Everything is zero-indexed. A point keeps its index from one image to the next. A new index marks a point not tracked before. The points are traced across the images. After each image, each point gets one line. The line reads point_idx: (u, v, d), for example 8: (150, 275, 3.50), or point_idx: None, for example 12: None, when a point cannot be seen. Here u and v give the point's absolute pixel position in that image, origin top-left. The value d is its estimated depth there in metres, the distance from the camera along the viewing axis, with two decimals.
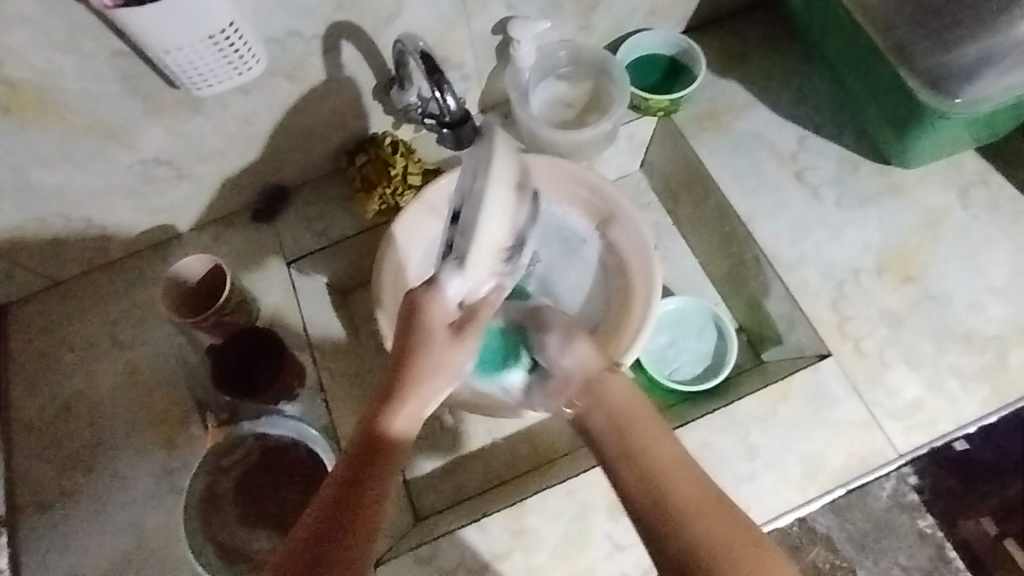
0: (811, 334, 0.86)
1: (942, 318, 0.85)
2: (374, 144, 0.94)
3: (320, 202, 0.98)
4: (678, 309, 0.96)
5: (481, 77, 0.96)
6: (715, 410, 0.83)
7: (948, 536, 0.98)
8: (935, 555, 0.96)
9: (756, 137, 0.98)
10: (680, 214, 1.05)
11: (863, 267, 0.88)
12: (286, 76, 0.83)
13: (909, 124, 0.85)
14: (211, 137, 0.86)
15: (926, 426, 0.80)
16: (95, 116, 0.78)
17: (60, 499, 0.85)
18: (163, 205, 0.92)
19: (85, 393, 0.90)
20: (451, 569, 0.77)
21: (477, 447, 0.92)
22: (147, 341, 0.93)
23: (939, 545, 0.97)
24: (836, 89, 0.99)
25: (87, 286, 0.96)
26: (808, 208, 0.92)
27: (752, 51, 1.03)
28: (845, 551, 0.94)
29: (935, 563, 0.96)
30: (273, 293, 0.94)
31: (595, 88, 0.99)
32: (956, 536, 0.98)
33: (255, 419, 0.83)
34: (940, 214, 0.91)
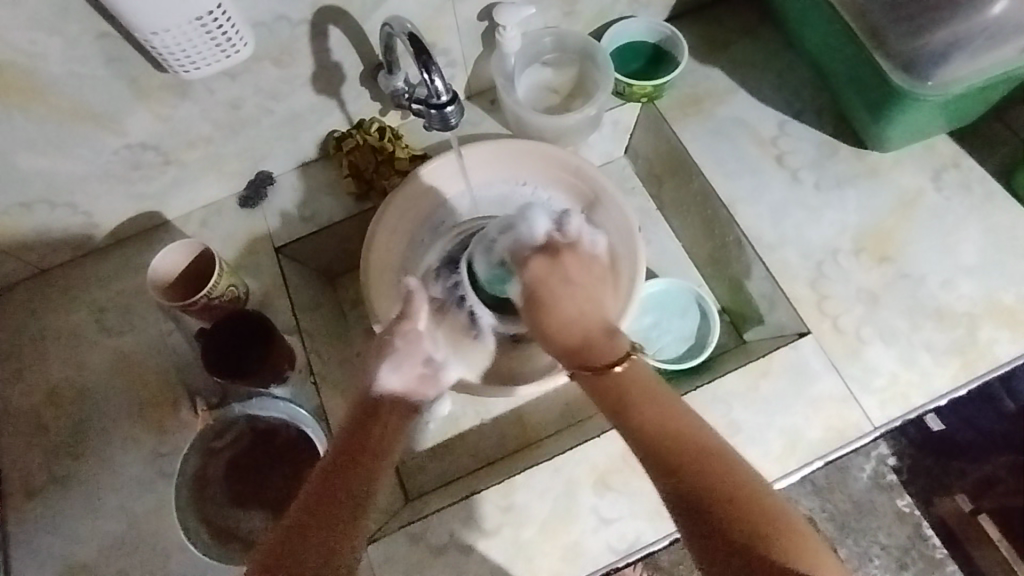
0: (791, 313, 0.89)
1: (917, 295, 0.88)
2: (361, 130, 0.96)
3: (307, 188, 0.99)
4: (663, 290, 0.98)
5: (467, 63, 0.97)
6: (699, 387, 0.85)
7: (924, 514, 1.01)
8: (912, 533, 1.01)
9: (737, 122, 1.00)
10: (663, 198, 1.07)
11: (841, 247, 0.91)
12: (273, 60, 0.83)
13: (884, 108, 0.87)
14: (198, 122, 0.86)
15: (902, 400, 0.83)
16: (81, 100, 0.77)
17: (49, 486, 0.85)
18: (150, 191, 0.92)
19: (73, 380, 0.90)
20: (441, 545, 0.78)
21: (465, 428, 0.94)
22: (135, 327, 0.93)
23: (917, 524, 1.01)
24: (814, 76, 1.01)
25: (74, 273, 0.96)
26: (787, 190, 0.95)
27: (733, 38, 1.05)
28: (826, 530, 0.98)
29: (913, 540, 1.00)
30: (261, 278, 0.94)
31: (580, 75, 1.01)
32: (931, 514, 1.02)
33: (246, 399, 0.87)
34: (914, 196, 0.93)
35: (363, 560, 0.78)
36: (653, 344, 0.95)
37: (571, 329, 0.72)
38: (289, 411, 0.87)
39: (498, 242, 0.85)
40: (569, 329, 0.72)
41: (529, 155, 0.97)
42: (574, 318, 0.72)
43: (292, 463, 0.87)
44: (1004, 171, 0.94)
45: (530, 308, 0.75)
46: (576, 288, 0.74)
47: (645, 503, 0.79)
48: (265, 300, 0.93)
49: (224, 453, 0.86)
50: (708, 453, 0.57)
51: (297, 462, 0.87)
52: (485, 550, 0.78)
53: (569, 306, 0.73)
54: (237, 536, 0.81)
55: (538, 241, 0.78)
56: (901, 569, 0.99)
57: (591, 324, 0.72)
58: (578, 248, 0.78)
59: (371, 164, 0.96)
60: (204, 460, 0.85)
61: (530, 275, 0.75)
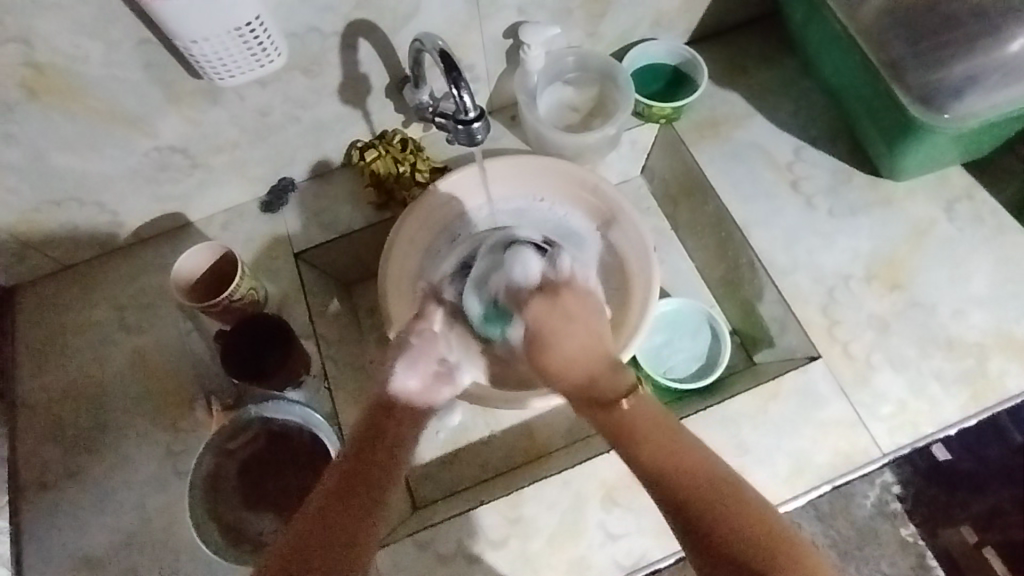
0: (802, 337, 0.90)
1: (927, 325, 0.89)
2: (383, 140, 0.97)
3: (328, 195, 1.00)
4: (674, 310, 0.99)
5: (490, 79, 0.99)
6: (708, 407, 0.85)
7: (928, 544, 1.00)
8: (916, 564, 0.99)
9: (753, 146, 1.01)
10: (678, 218, 1.09)
11: (853, 274, 0.92)
12: (303, 70, 0.85)
13: (901, 139, 0.89)
14: (227, 128, 0.88)
15: (910, 428, 0.83)
16: (117, 102, 0.80)
17: (62, 479, 0.86)
18: (176, 193, 0.94)
19: (91, 375, 0.92)
20: (448, 554, 0.79)
21: (473, 438, 0.94)
22: (154, 326, 0.94)
23: (919, 554, 1.00)
24: (830, 104, 1.03)
25: (97, 271, 0.97)
26: (801, 216, 0.96)
27: (752, 64, 1.07)
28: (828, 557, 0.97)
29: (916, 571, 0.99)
30: (280, 282, 0.96)
31: (600, 95, 1.02)
32: (935, 545, 1.01)
33: (263, 401, 0.85)
34: (927, 226, 0.94)
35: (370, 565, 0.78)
36: (664, 362, 0.95)
37: (578, 366, 0.71)
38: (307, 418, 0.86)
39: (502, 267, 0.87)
40: (574, 366, 0.72)
41: (547, 173, 0.99)
42: (577, 352, 0.72)
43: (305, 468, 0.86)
44: (1017, 205, 0.95)
45: (531, 346, 0.75)
46: (579, 327, 0.74)
47: (652, 520, 0.79)
48: (282, 304, 0.95)
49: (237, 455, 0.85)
50: (730, 491, 0.60)
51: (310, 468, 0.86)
52: (491, 561, 0.78)
53: (569, 342, 0.73)
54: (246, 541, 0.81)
55: (533, 281, 0.80)
56: None
57: (595, 362, 0.71)
58: (575, 287, 0.78)
59: (392, 175, 0.97)
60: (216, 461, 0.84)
61: (533, 315, 0.75)
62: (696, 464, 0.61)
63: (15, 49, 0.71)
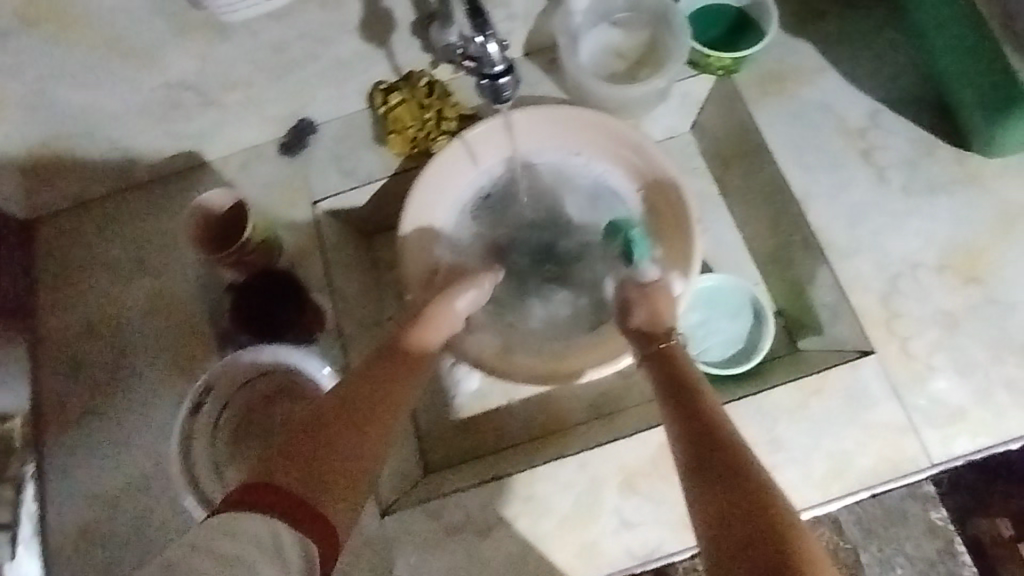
0: (855, 328, 0.81)
1: (1001, 325, 0.79)
2: (408, 83, 0.88)
3: (351, 139, 0.94)
4: (715, 285, 0.91)
5: (529, 17, 0.88)
6: (744, 396, 0.79)
7: (959, 531, 0.96)
8: (943, 548, 0.95)
9: (823, 107, 0.89)
10: (727, 182, 0.98)
11: (923, 261, 0.82)
12: (320, 3, 0.77)
13: (998, 110, 0.78)
14: (241, 64, 0.81)
15: (966, 440, 0.76)
16: (118, 35, 0.73)
17: (79, 419, 0.85)
18: (188, 131, 0.89)
19: (109, 315, 0.89)
20: (456, 527, 0.76)
21: (490, 407, 0.91)
22: (170, 268, 0.90)
23: (950, 539, 0.96)
24: (920, 61, 0.89)
25: (115, 207, 0.94)
26: (871, 191, 0.85)
27: (832, 6, 0.92)
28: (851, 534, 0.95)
29: (943, 555, 0.95)
30: (295, 230, 0.90)
31: (651, 39, 0.91)
32: (966, 532, 0.96)
33: (235, 354, 0.77)
34: (1018, 211, 0.83)
35: (376, 527, 0.76)
36: (697, 344, 0.89)
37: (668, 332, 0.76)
38: (311, 365, 0.76)
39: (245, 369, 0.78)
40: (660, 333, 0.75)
41: (586, 127, 0.88)
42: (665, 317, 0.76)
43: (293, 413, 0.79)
44: None
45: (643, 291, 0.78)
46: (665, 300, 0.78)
47: (671, 511, 0.75)
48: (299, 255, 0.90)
49: (227, 418, 0.78)
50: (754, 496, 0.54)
51: (300, 412, 0.78)
52: (496, 540, 0.76)
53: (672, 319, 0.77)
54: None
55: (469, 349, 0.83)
56: None
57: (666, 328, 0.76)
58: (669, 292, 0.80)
59: (416, 122, 0.90)
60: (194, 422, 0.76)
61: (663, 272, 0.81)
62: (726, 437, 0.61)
63: None
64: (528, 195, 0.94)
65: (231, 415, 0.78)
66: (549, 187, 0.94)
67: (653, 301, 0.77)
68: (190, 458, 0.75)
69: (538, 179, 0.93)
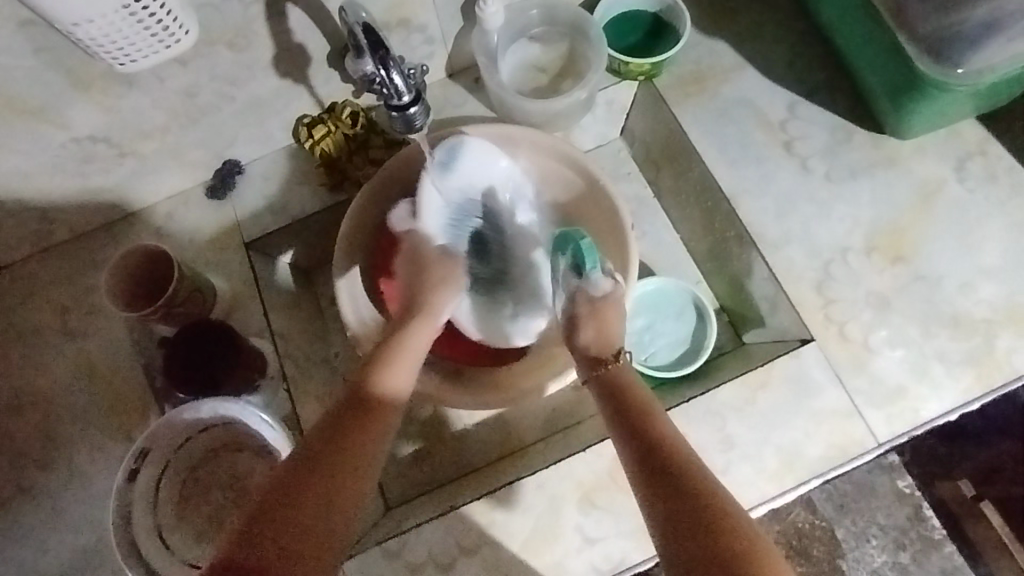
0: (793, 318, 0.83)
1: (931, 300, 0.81)
2: (332, 115, 0.87)
3: (279, 176, 0.92)
4: (658, 288, 0.91)
5: (446, 40, 0.88)
6: (692, 398, 0.79)
7: (925, 495, 1.01)
8: (912, 514, 1.00)
9: (743, 104, 0.90)
10: (661, 185, 0.99)
11: (851, 246, 0.84)
12: (226, 44, 0.75)
13: (905, 95, 0.80)
14: (150, 112, 0.79)
15: (909, 416, 0.78)
16: (12, 95, 0.70)
17: (15, 496, 0.81)
18: (105, 184, 0.86)
19: (37, 384, 0.85)
20: (419, 564, 0.75)
21: (445, 434, 0.89)
22: (101, 328, 0.87)
23: (916, 505, 1.00)
24: (831, 52, 0.92)
25: (34, 271, 0.90)
26: (796, 181, 0.87)
27: (742, 5, 0.94)
28: (823, 510, 1.00)
29: (912, 521, 1.00)
30: (229, 275, 0.88)
31: (571, 51, 0.91)
32: (932, 496, 1.01)
33: (169, 414, 0.73)
34: (936, 188, 0.86)
35: None
36: (644, 348, 0.90)
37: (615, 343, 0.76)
38: (252, 417, 0.74)
39: (185, 428, 0.75)
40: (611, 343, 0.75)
41: (512, 142, 0.87)
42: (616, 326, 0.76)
43: (242, 466, 0.77)
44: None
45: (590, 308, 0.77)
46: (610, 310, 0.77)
47: (632, 522, 0.75)
48: (236, 300, 0.88)
49: (169, 481, 0.76)
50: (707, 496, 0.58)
51: (246, 463, 0.78)
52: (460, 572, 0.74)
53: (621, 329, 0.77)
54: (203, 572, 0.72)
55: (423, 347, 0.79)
56: (898, 550, 1.00)
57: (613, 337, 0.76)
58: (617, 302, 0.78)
59: (343, 153, 0.89)
60: (132, 491, 0.72)
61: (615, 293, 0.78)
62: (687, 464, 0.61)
63: None
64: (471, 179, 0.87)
65: (173, 476, 0.76)
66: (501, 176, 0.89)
67: (599, 319, 0.76)
68: (132, 531, 0.71)
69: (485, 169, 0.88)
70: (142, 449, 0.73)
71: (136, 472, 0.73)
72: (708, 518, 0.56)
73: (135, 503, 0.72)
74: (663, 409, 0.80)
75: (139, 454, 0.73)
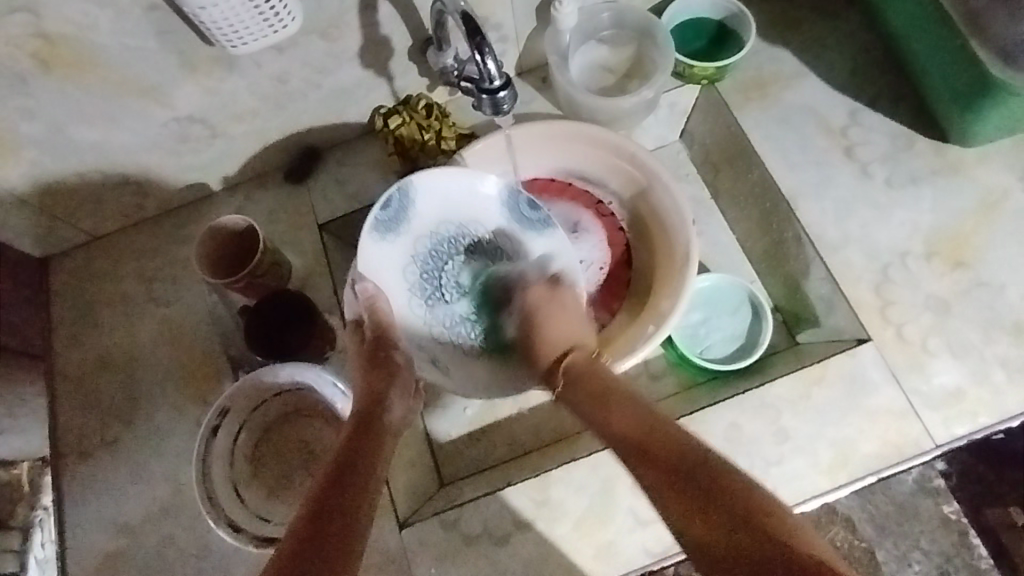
0: (850, 318, 0.84)
1: (991, 307, 0.82)
2: (408, 106, 0.90)
3: (352, 163, 0.97)
4: (713, 285, 0.95)
5: (519, 39, 0.92)
6: (747, 389, 0.81)
7: (972, 522, 0.94)
8: (958, 541, 0.93)
9: (805, 109, 0.92)
10: (718, 187, 1.01)
11: (910, 249, 0.85)
12: (321, 34, 0.80)
13: (973, 103, 0.81)
14: (245, 96, 0.84)
15: (968, 419, 0.78)
16: (131, 73, 0.76)
17: (100, 448, 0.87)
18: (196, 164, 0.91)
19: (123, 347, 0.91)
20: (474, 536, 0.77)
21: (500, 416, 0.92)
22: (183, 298, 0.92)
23: (963, 531, 0.93)
24: (894, 62, 0.93)
25: (124, 243, 0.96)
26: (856, 185, 0.88)
27: (806, 15, 0.97)
28: (863, 531, 0.91)
29: (958, 548, 0.93)
30: (303, 253, 0.93)
31: (637, 54, 0.95)
32: (981, 524, 0.94)
33: (249, 376, 0.78)
34: (998, 198, 0.86)
35: (396, 542, 0.77)
36: (701, 341, 0.93)
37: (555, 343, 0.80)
38: (326, 384, 0.78)
39: (262, 391, 0.80)
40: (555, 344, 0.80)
41: (580, 138, 0.89)
42: (560, 331, 0.80)
43: (313, 431, 0.83)
44: None
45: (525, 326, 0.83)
46: (568, 318, 0.82)
47: None
48: (308, 278, 0.92)
49: (244, 439, 0.81)
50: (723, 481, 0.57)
51: (317, 428, 0.83)
52: (515, 545, 0.77)
53: (564, 328, 0.80)
54: (272, 526, 0.76)
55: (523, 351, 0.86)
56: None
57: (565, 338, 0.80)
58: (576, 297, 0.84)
59: (417, 143, 0.91)
60: (211, 446, 0.77)
61: (531, 300, 0.83)
62: (669, 443, 0.61)
63: (23, 19, 0.68)
64: (447, 210, 0.84)
65: (248, 436, 0.81)
66: (480, 197, 0.85)
67: (555, 319, 0.81)
68: (209, 481, 0.77)
69: (445, 190, 0.83)
70: (222, 408, 0.78)
71: (216, 429, 0.78)
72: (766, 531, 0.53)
73: (212, 457, 0.77)
74: (718, 399, 0.81)
75: (219, 411, 0.78)
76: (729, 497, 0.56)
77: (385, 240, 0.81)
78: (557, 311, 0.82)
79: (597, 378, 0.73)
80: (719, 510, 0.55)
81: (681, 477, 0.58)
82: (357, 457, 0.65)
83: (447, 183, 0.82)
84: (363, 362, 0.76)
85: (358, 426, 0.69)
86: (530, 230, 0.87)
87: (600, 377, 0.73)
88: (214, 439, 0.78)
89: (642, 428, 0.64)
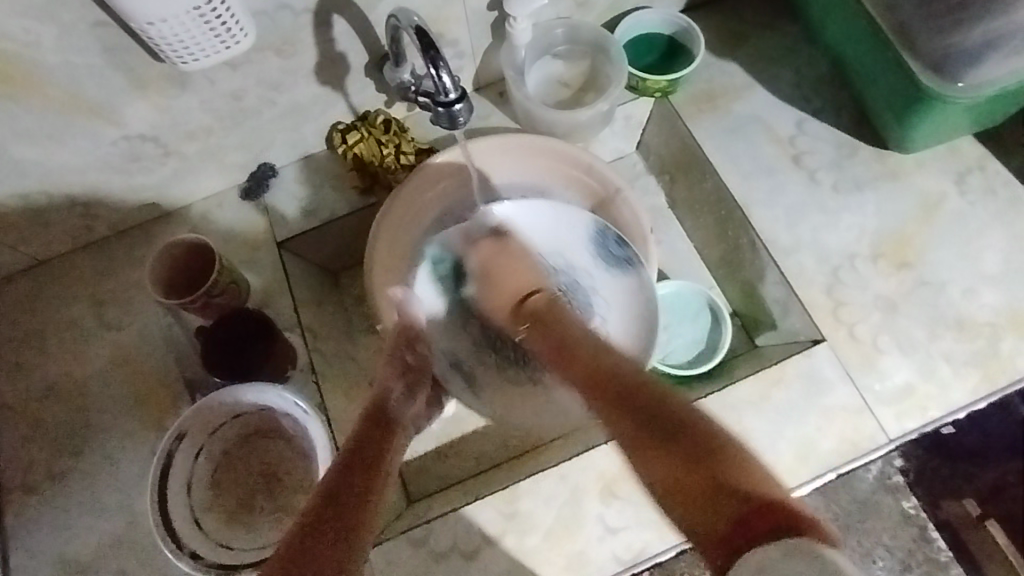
0: (806, 320, 0.86)
1: (936, 304, 0.85)
2: (366, 122, 0.91)
3: (309, 180, 0.95)
4: (674, 292, 0.97)
5: (475, 55, 0.94)
6: (710, 393, 0.82)
7: (931, 516, 0.96)
8: (917, 535, 0.95)
9: (754, 120, 0.96)
10: (676, 196, 1.04)
11: (858, 252, 0.88)
12: (275, 51, 0.80)
13: (909, 112, 0.86)
14: (199, 114, 0.83)
15: (918, 412, 0.81)
16: (77, 91, 0.75)
17: (47, 482, 0.83)
18: (148, 183, 0.89)
19: (71, 374, 0.87)
20: (443, 552, 0.76)
21: (468, 430, 0.92)
22: (136, 321, 0.89)
23: (922, 525, 0.96)
24: (835, 74, 0.98)
25: (72, 266, 0.92)
26: (805, 191, 0.91)
27: (752, 31, 1.01)
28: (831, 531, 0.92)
29: (918, 543, 0.95)
30: (262, 273, 0.92)
31: (592, 68, 0.97)
32: (938, 516, 0.97)
33: (206, 398, 0.76)
34: (937, 200, 0.91)
35: (364, 562, 0.76)
36: (662, 348, 0.95)
37: (507, 293, 0.81)
38: (287, 403, 0.77)
39: (220, 413, 0.79)
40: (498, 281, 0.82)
41: (541, 152, 0.90)
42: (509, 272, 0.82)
43: (275, 453, 0.81)
44: None
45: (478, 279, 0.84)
46: (512, 265, 0.82)
47: (652, 513, 0.77)
48: (268, 297, 0.91)
49: (203, 463, 0.79)
50: (714, 439, 0.54)
51: (279, 450, 0.81)
52: (485, 559, 0.76)
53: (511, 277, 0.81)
54: (233, 553, 0.74)
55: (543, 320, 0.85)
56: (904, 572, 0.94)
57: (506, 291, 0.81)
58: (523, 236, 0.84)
59: (376, 159, 0.91)
60: (170, 472, 0.76)
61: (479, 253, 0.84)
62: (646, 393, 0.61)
63: None
64: None
65: (207, 461, 0.79)
66: (571, 236, 0.86)
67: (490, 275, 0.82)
68: (166, 507, 0.74)
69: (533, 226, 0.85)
70: (179, 432, 0.77)
71: (175, 455, 0.77)
72: (735, 487, 0.49)
73: (170, 483, 0.76)
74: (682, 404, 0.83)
75: (176, 436, 0.77)
76: (706, 457, 0.52)
77: (444, 265, 0.88)
78: (505, 262, 0.82)
79: (555, 318, 0.73)
80: (693, 473, 0.51)
81: (671, 438, 0.55)
82: (365, 453, 0.65)
83: (528, 221, 0.87)
84: (387, 352, 0.80)
85: (372, 419, 0.70)
86: (614, 270, 0.86)
87: (564, 325, 0.72)
88: (172, 465, 0.76)
89: (625, 385, 0.62)
